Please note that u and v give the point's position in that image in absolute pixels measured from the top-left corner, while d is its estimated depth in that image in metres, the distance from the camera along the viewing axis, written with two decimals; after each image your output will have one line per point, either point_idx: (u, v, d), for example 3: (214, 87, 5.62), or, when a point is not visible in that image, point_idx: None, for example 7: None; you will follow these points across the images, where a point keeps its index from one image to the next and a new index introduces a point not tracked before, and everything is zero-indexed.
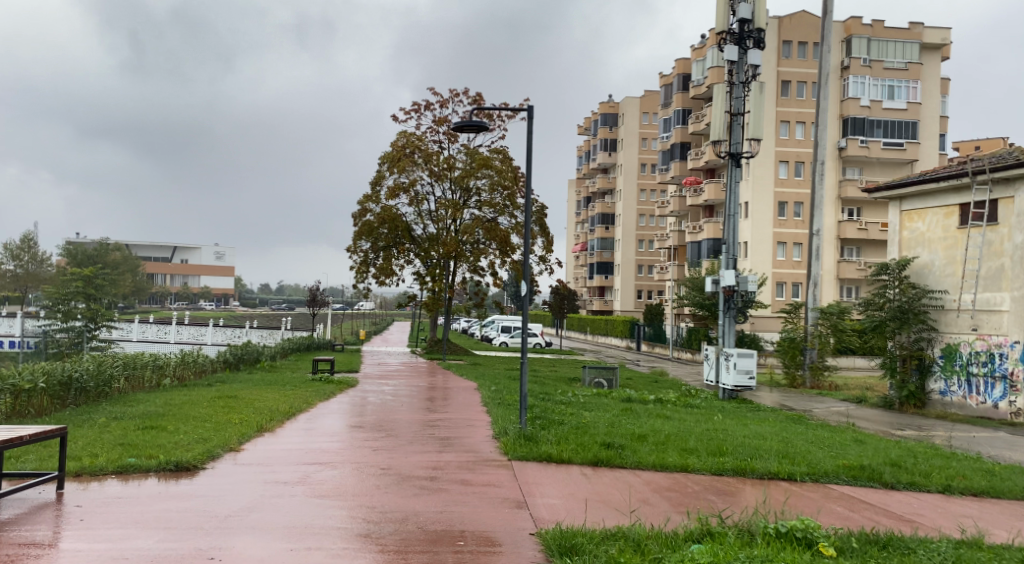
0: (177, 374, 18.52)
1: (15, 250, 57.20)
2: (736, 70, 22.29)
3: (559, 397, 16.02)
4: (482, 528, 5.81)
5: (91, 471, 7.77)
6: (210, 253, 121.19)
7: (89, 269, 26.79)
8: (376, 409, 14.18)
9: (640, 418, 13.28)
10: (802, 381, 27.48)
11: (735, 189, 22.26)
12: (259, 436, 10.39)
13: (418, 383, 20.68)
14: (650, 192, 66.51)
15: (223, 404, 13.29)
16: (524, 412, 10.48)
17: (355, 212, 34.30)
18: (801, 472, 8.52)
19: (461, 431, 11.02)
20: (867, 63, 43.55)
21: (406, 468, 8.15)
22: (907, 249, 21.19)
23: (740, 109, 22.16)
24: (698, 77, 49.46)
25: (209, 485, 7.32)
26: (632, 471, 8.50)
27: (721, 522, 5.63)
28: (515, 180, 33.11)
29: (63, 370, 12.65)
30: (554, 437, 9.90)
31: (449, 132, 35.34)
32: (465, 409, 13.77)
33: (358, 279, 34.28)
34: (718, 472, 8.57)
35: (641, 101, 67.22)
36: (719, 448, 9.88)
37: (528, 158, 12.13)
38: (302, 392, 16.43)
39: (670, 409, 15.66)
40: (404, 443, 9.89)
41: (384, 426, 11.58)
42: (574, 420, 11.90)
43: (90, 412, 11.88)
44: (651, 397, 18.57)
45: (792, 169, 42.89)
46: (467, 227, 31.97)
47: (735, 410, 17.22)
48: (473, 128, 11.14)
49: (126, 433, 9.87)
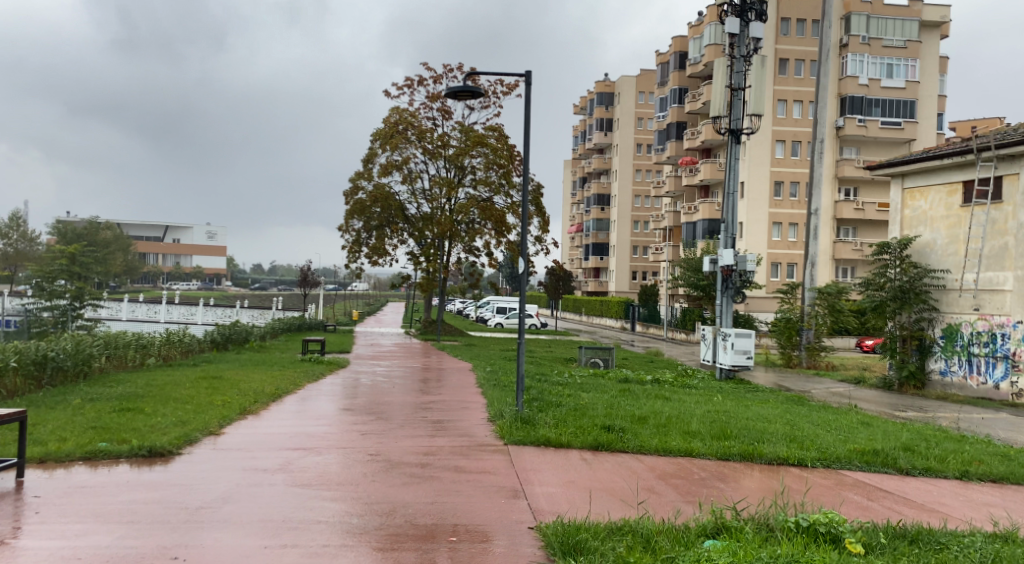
0: (163, 353, 18.05)
1: (4, 229, 56.92)
2: (738, 43, 21.60)
3: (556, 378, 15.57)
4: (475, 521, 5.33)
5: (57, 457, 7.28)
6: (202, 233, 120.31)
7: (73, 247, 26.32)
8: (367, 391, 13.68)
9: (639, 399, 12.84)
10: (798, 361, 27.23)
11: (735, 166, 21.75)
12: (242, 420, 9.90)
13: (410, 364, 20.19)
14: (646, 172, 65.99)
15: (207, 385, 12.81)
16: (520, 393, 9.99)
17: (347, 190, 33.72)
18: (811, 457, 8.11)
19: (455, 414, 10.56)
20: (866, 41, 42.90)
21: (395, 454, 7.66)
22: (909, 227, 20.73)
23: (741, 84, 21.62)
24: (695, 55, 48.75)
25: (184, 473, 6.85)
26: (634, 456, 8.05)
27: (736, 516, 5.19)
28: (510, 158, 32.49)
29: (38, 349, 12.11)
30: (552, 420, 9.42)
31: (442, 109, 34.66)
32: (460, 391, 13.34)
33: (350, 258, 33.70)
34: (724, 457, 8.13)
35: (637, 79, 66.48)
36: (723, 431, 9.43)
37: (526, 132, 11.48)
38: (291, 373, 15.94)
39: (669, 390, 15.23)
40: (393, 427, 9.41)
41: (374, 409, 11.11)
42: (572, 402, 11.45)
43: (66, 393, 11.38)
44: (648, 377, 18.20)
45: (789, 148, 42.33)
46: (462, 207, 31.38)
47: (734, 391, 16.85)
48: (468, 95, 10.59)
49: (100, 416, 9.35)
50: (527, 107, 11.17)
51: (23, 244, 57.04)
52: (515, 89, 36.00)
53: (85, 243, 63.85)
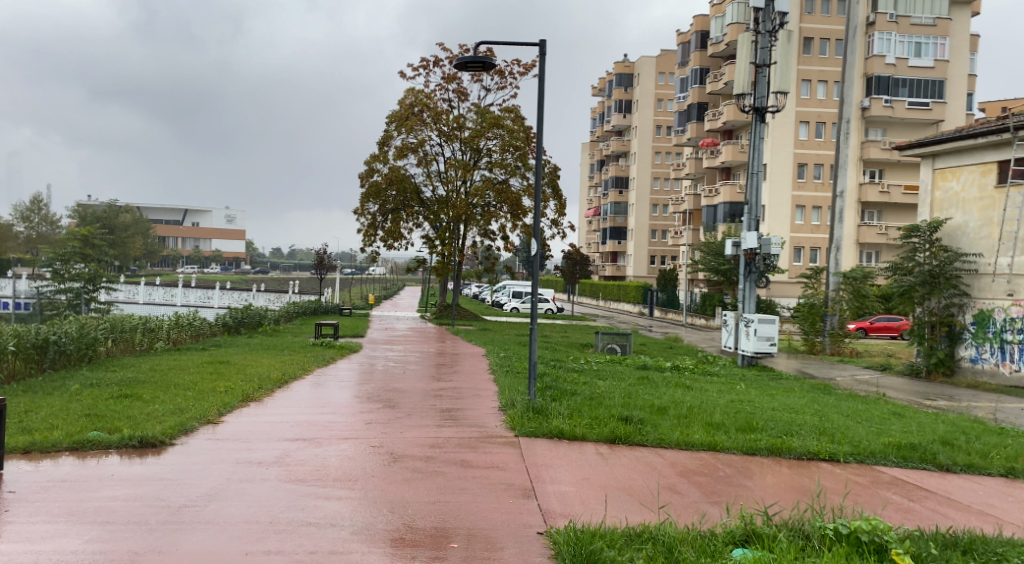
0: (171, 337, 17.68)
1: (26, 212, 57.75)
2: (762, 19, 21.07)
3: (572, 364, 15.09)
4: (480, 525, 4.86)
5: (42, 447, 6.88)
6: (221, 217, 120.81)
7: (86, 229, 26.17)
8: (377, 377, 13.25)
9: (659, 388, 12.33)
10: (821, 348, 26.39)
11: (759, 146, 21.05)
12: (243, 407, 9.49)
13: (425, 349, 19.77)
14: (666, 154, 65.17)
15: (212, 370, 12.43)
16: (533, 381, 9.50)
17: (363, 173, 33.29)
18: (844, 452, 7.60)
19: (466, 402, 10.12)
20: (894, 19, 41.70)
21: (399, 446, 7.20)
22: (940, 210, 19.98)
23: (765, 60, 21.00)
24: (716, 35, 47.76)
25: (174, 466, 6.42)
26: (655, 450, 7.55)
27: (767, 521, 4.69)
28: (527, 140, 31.86)
29: (39, 332, 11.75)
30: (566, 410, 8.94)
31: (458, 90, 34.10)
32: (473, 377, 12.95)
33: (366, 242, 33.32)
34: (750, 451, 7.63)
35: (657, 60, 65.47)
36: (749, 423, 8.91)
37: (539, 111, 10.86)
38: (300, 358, 15.56)
39: (690, 378, 14.71)
40: (400, 416, 8.97)
41: (383, 396, 10.65)
42: (588, 391, 10.97)
43: (66, 378, 11.00)
44: (667, 364, 17.69)
45: (813, 130, 41.33)
46: (478, 189, 30.83)
47: (757, 378, 16.36)
48: (478, 67, 10.10)
49: (96, 403, 8.97)
50: (541, 81, 10.61)
51: (43, 227, 57.44)
52: (532, 70, 35.34)
53: (104, 227, 64.03)
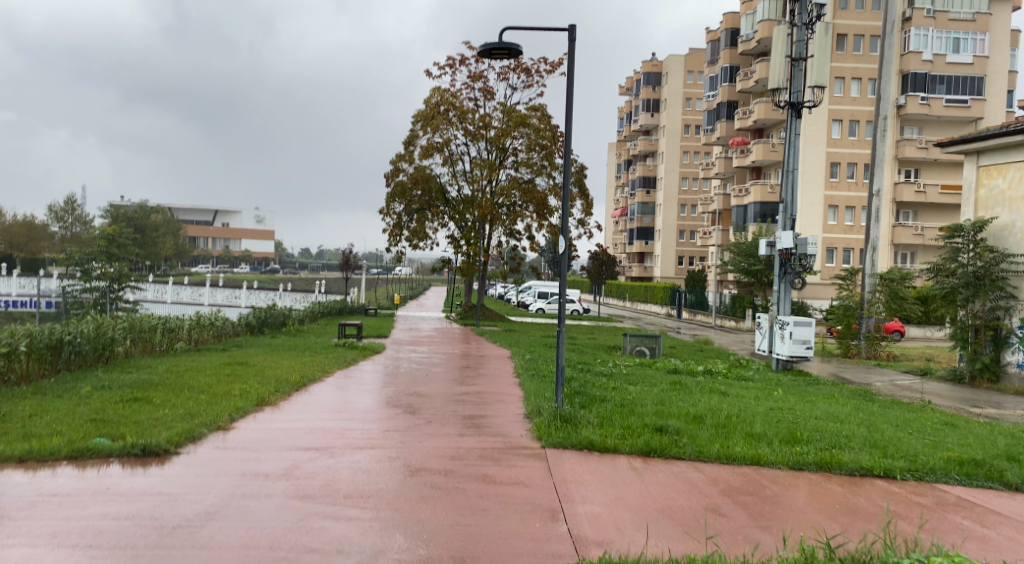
0: (193, 337, 17.37)
1: (59, 213, 58.27)
2: (798, 11, 20.55)
3: (600, 368, 14.52)
4: (504, 555, 4.36)
5: (39, 455, 6.48)
6: (250, 218, 121.67)
7: (110, 229, 25.92)
8: (399, 380, 12.76)
9: (692, 395, 11.74)
10: (857, 351, 25.55)
11: (795, 142, 20.32)
12: (258, 412, 9.06)
13: (449, 351, 19.32)
14: (694, 154, 64.34)
15: (230, 372, 12.05)
16: (560, 387, 8.95)
17: (388, 173, 32.98)
18: (900, 468, 6.96)
19: (490, 408, 9.63)
20: (931, 14, 40.54)
21: (418, 458, 6.69)
22: (984, 209, 19.12)
23: (802, 54, 20.38)
24: (747, 32, 46.85)
25: (177, 478, 5.98)
26: (693, 465, 7.00)
27: (831, 555, 4.14)
28: (554, 139, 31.31)
29: (53, 332, 11.45)
30: (597, 419, 8.40)
31: (485, 89, 33.68)
32: (497, 381, 12.44)
33: (392, 242, 32.97)
34: (797, 466, 7.05)
35: (685, 59, 64.64)
36: (793, 435, 8.31)
37: (568, 108, 10.29)
38: (322, 359, 15.13)
39: (724, 383, 14.08)
40: (420, 423, 8.47)
41: (403, 402, 10.16)
42: (618, 397, 10.42)
43: (79, 381, 10.67)
44: (699, 368, 17.01)
45: (847, 128, 40.32)
46: (504, 189, 30.34)
47: (794, 384, 15.69)
48: (504, 54, 9.61)
49: (105, 407, 8.59)
50: (570, 70, 10.06)
51: (76, 227, 57.90)
52: (559, 68, 34.80)
53: (135, 227, 64.47)
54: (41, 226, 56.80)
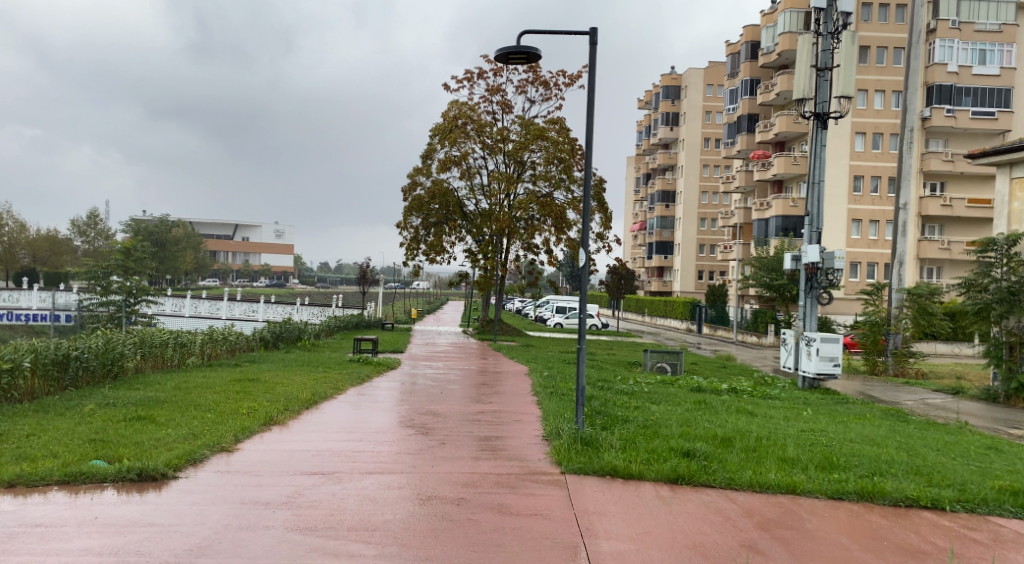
0: (206, 352, 17.05)
1: (82, 227, 58.69)
2: (823, 20, 20.05)
3: (621, 386, 14.04)
4: None
5: (28, 480, 6.12)
6: (270, 232, 122.24)
7: (127, 243, 25.59)
8: (414, 397, 12.32)
9: (718, 414, 11.25)
10: (884, 368, 24.82)
11: (821, 153, 19.79)
12: (265, 433, 8.69)
13: (466, 366, 18.87)
14: (714, 167, 63.75)
15: (239, 389, 11.68)
16: (581, 408, 8.51)
17: (405, 187, 32.75)
18: (949, 499, 6.46)
19: (506, 428, 9.20)
20: (956, 26, 39.89)
21: (428, 485, 6.27)
22: (1018, 221, 18.47)
23: (827, 63, 19.85)
24: (767, 45, 46.37)
25: (173, 507, 5.60)
26: (724, 494, 6.54)
27: None
28: (573, 152, 30.95)
29: (59, 348, 11.15)
30: (620, 442, 7.95)
31: (503, 103, 33.44)
32: (514, 399, 12.01)
33: (409, 256, 32.70)
34: (837, 496, 6.56)
35: (705, 72, 64.22)
36: (829, 460, 7.83)
37: (588, 120, 9.84)
38: (335, 375, 14.74)
39: (750, 403, 13.54)
40: (432, 445, 8.05)
41: (415, 422, 9.74)
42: (642, 418, 9.95)
43: (84, 397, 10.35)
44: (724, 386, 16.45)
45: (870, 141, 39.67)
46: (521, 202, 29.95)
47: (823, 403, 15.14)
48: (522, 59, 9.24)
49: (107, 426, 8.27)
50: (591, 75, 9.66)
51: (99, 241, 58.29)
52: (577, 81, 34.49)
53: (155, 242, 64.75)
54: (64, 240, 57.25)
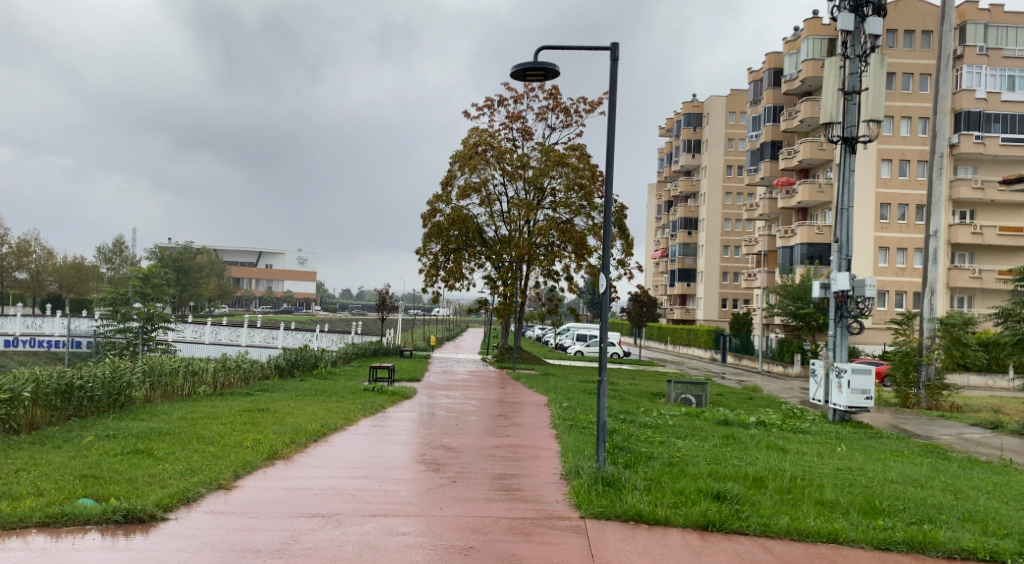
0: (217, 380, 16.63)
1: (108, 254, 59.19)
2: (851, 42, 19.59)
3: (644, 418, 13.47)
4: None
5: (4, 523, 5.68)
6: (294, 260, 123.05)
7: (146, 269, 26.09)
8: (428, 429, 11.79)
9: (748, 451, 10.63)
10: (916, 401, 23.87)
11: (850, 179, 19.21)
12: (267, 467, 8.25)
13: (484, 396, 18.28)
14: (737, 195, 63.22)
15: (247, 420, 11.26)
16: (602, 445, 7.95)
17: (425, 213, 32.49)
18: (1009, 551, 5.86)
19: (524, 465, 8.71)
20: (984, 52, 39.24)
21: (436, 531, 5.79)
22: None
23: (856, 86, 19.37)
24: (790, 71, 45.93)
25: (155, 554, 5.15)
26: (758, 543, 5.98)
27: None
28: (593, 178, 30.62)
29: (61, 377, 10.78)
30: (646, 482, 7.40)
31: (523, 129, 33.25)
32: (532, 432, 11.49)
33: (428, 283, 32.35)
34: (884, 546, 5.97)
35: (727, 99, 63.88)
36: (873, 503, 7.24)
37: (610, 144, 9.43)
38: (348, 405, 14.24)
39: (781, 438, 12.91)
40: (443, 484, 7.54)
41: (427, 457, 9.23)
42: (667, 454, 9.40)
43: (84, 428, 9.96)
44: (751, 419, 15.78)
45: (896, 168, 38.94)
46: (541, 228, 29.58)
47: (856, 438, 14.41)
48: (539, 76, 8.84)
49: (101, 461, 7.85)
50: (611, 94, 9.22)
51: (123, 268, 58.44)
52: (598, 108, 34.20)
53: (179, 268, 65.07)
54: (90, 267, 57.60)
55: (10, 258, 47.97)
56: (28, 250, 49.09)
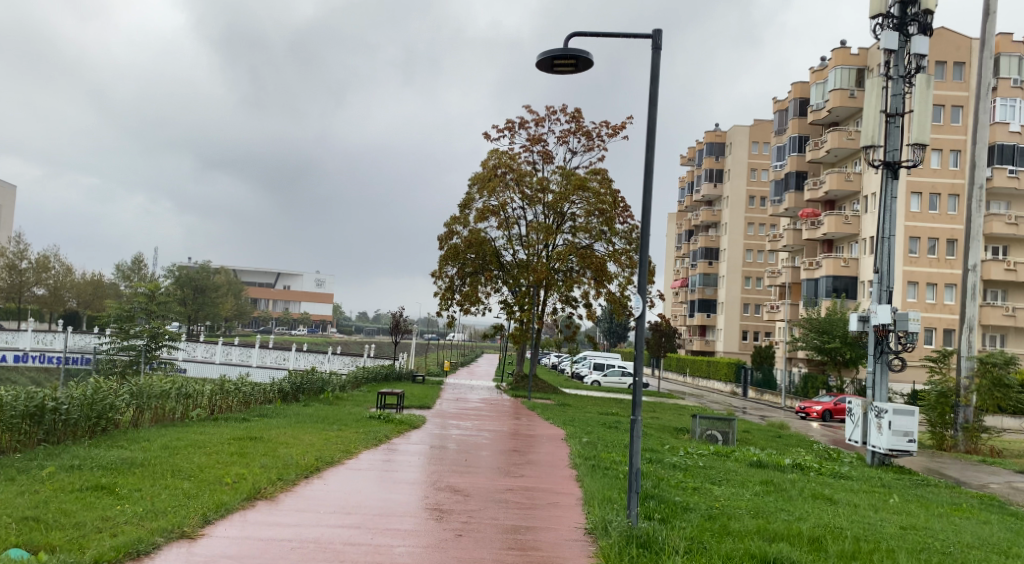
0: (214, 403, 15.49)
1: (127, 272, 58.57)
2: (894, 62, 18.33)
3: (672, 459, 12.26)
4: None
5: None
6: (312, 281, 123.58)
7: (154, 286, 24.88)
8: (436, 466, 10.66)
9: (793, 502, 9.39)
10: (953, 444, 22.30)
11: (891, 206, 17.97)
12: (245, 510, 7.14)
13: (497, 429, 17.06)
14: (760, 226, 62.02)
15: (234, 451, 10.16)
16: (634, 497, 6.75)
17: (441, 235, 31.53)
18: None
19: (543, 514, 7.55)
20: (1018, 84, 37.94)
21: None
22: None
23: (898, 109, 18.17)
24: (817, 101, 44.72)
25: None
26: None
27: None
28: (615, 204, 29.50)
29: (30, 398, 9.68)
30: (688, 544, 6.22)
31: (543, 152, 32.31)
32: (550, 472, 10.35)
33: (443, 306, 31.32)
34: None
35: (750, 129, 62.81)
36: None
37: (646, 154, 8.41)
38: (349, 435, 13.09)
39: (823, 484, 11.64)
40: (447, 539, 6.40)
41: (431, 501, 8.07)
42: (705, 506, 8.19)
43: (49, 458, 8.85)
44: (787, 461, 14.47)
45: (927, 202, 37.58)
46: (560, 253, 28.45)
47: (904, 486, 13.08)
48: (569, 67, 7.97)
49: (51, 499, 6.76)
50: (652, 92, 8.26)
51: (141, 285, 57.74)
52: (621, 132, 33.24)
53: (196, 287, 64.36)
54: (109, 284, 57.17)
55: (29, 273, 47.42)
56: (47, 265, 48.40)
